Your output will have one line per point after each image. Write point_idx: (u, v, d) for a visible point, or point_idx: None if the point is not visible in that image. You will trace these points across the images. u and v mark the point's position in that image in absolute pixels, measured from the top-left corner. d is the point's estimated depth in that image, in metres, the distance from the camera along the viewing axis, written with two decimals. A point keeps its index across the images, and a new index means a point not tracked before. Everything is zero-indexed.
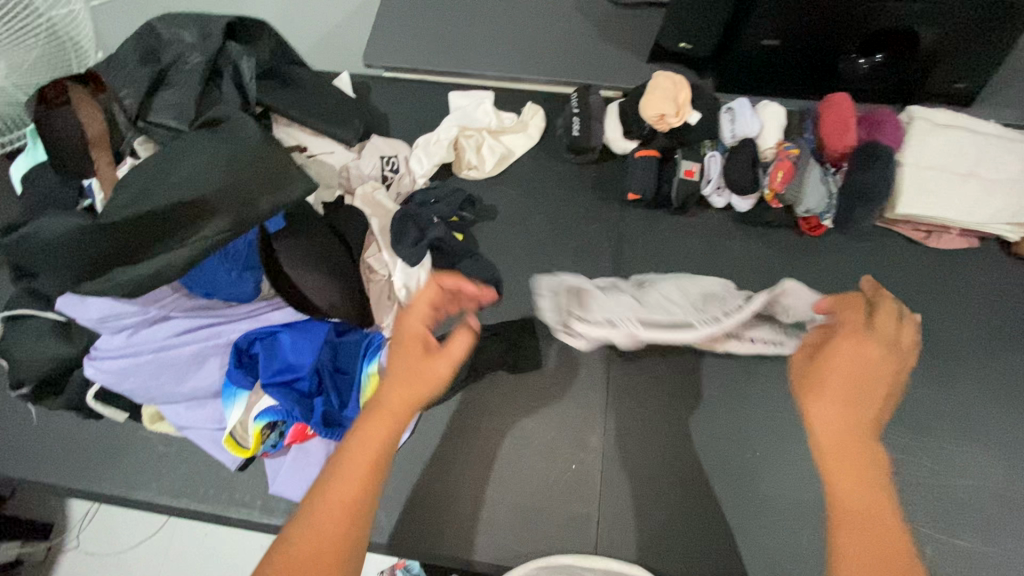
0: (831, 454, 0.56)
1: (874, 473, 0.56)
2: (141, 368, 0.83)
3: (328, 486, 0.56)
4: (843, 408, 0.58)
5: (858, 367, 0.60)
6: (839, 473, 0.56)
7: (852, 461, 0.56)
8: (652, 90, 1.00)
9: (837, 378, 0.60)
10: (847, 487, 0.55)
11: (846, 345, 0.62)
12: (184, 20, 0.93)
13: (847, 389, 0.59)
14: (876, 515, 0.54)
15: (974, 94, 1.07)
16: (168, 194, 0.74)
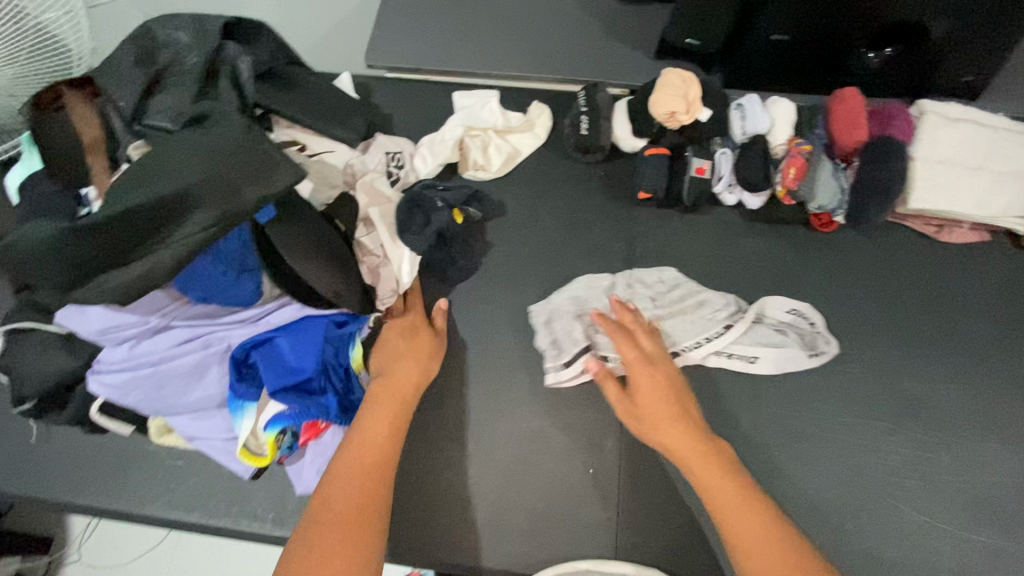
0: (693, 468, 0.73)
1: (729, 478, 0.71)
2: (142, 381, 0.82)
3: (332, 499, 0.70)
4: (676, 425, 0.76)
5: (646, 387, 0.80)
6: (697, 469, 0.73)
7: (706, 468, 0.73)
8: (660, 88, 0.99)
9: (645, 403, 0.79)
10: (717, 500, 0.70)
11: (644, 371, 0.81)
12: (181, 21, 0.92)
13: (661, 416, 0.77)
14: (739, 503, 0.69)
15: (982, 88, 1.07)
16: (157, 193, 0.73)
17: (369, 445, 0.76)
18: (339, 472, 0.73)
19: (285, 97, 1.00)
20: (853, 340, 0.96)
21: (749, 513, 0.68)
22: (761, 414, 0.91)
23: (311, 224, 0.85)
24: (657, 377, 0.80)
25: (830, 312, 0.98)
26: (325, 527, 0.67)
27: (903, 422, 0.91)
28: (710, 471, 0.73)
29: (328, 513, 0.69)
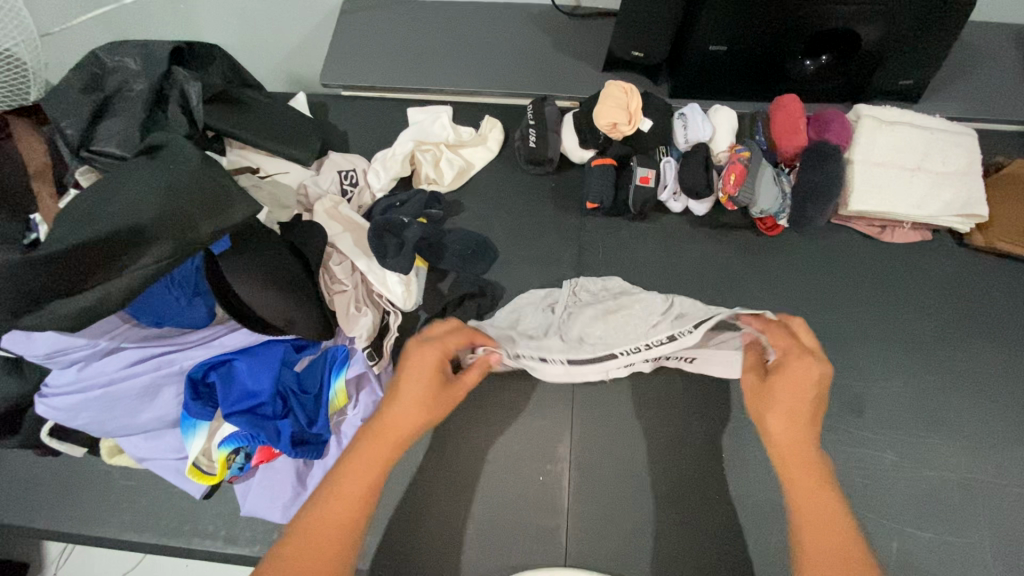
0: (789, 463, 0.62)
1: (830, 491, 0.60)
2: (92, 403, 0.81)
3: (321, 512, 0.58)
4: (789, 419, 0.63)
5: (794, 398, 0.64)
6: (796, 480, 0.61)
7: (807, 476, 0.61)
8: (604, 99, 1.01)
9: (777, 416, 0.64)
10: (799, 496, 0.60)
11: (795, 364, 0.65)
12: (128, 47, 0.93)
13: (783, 413, 0.64)
14: (834, 528, 0.58)
15: (919, 90, 1.09)
16: (106, 222, 0.72)
17: (394, 440, 0.63)
18: (358, 464, 0.61)
19: (236, 118, 1.02)
20: None
21: (837, 521, 0.58)
22: (707, 416, 0.93)
23: (265, 249, 0.85)
24: (797, 376, 0.64)
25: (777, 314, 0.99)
26: (324, 519, 0.57)
27: (850, 420, 0.91)
28: (813, 486, 0.61)
29: (321, 516, 0.57)
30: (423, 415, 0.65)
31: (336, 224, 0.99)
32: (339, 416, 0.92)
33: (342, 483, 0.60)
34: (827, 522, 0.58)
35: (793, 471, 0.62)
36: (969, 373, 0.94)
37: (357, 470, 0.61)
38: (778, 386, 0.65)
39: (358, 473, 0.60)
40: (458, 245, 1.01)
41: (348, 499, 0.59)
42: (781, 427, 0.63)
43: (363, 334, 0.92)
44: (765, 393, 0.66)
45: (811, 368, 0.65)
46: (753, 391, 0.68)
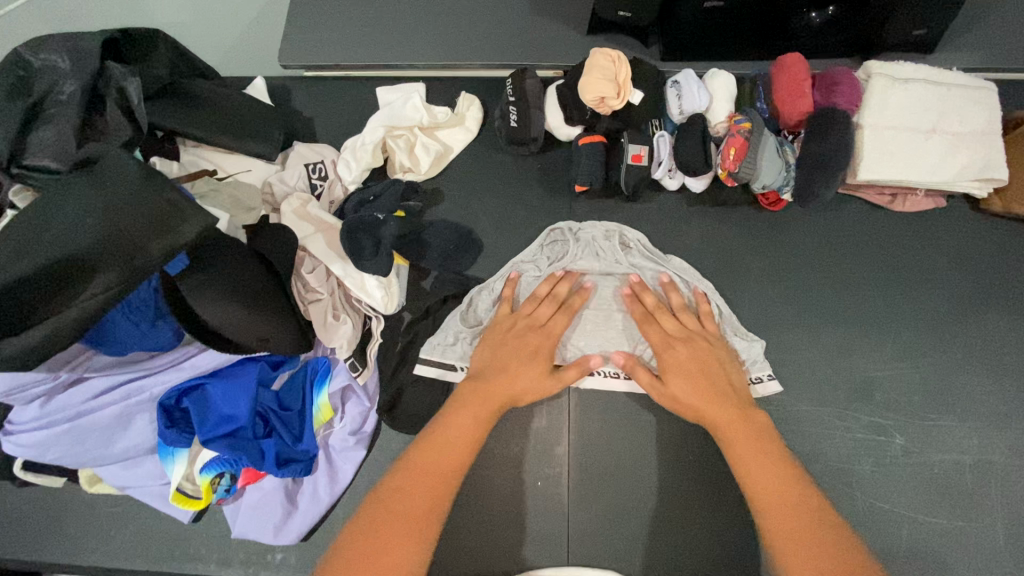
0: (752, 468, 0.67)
1: (762, 443, 0.69)
2: (60, 439, 0.77)
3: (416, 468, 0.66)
4: (694, 383, 0.76)
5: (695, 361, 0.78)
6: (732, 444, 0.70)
7: (738, 434, 0.70)
8: (590, 69, 0.92)
9: (684, 373, 0.77)
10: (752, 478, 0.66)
11: (672, 350, 0.79)
12: (54, 43, 0.83)
13: (690, 365, 0.77)
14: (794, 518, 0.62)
15: (936, 41, 0.99)
16: (46, 249, 0.65)
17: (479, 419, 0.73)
18: (421, 448, 0.68)
19: (187, 113, 0.93)
20: (803, 324, 0.92)
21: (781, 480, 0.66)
22: None
23: (229, 262, 0.78)
24: (701, 358, 0.78)
25: (780, 297, 0.94)
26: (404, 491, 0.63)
27: (857, 406, 0.88)
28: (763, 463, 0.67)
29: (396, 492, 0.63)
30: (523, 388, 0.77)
31: (306, 224, 0.92)
32: (325, 430, 0.88)
33: (434, 437, 0.69)
34: (775, 481, 0.65)
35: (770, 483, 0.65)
36: (984, 350, 0.90)
37: (451, 429, 0.70)
38: (669, 363, 0.78)
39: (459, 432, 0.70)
40: (439, 241, 0.97)
41: (438, 459, 0.67)
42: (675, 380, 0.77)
43: (343, 344, 0.87)
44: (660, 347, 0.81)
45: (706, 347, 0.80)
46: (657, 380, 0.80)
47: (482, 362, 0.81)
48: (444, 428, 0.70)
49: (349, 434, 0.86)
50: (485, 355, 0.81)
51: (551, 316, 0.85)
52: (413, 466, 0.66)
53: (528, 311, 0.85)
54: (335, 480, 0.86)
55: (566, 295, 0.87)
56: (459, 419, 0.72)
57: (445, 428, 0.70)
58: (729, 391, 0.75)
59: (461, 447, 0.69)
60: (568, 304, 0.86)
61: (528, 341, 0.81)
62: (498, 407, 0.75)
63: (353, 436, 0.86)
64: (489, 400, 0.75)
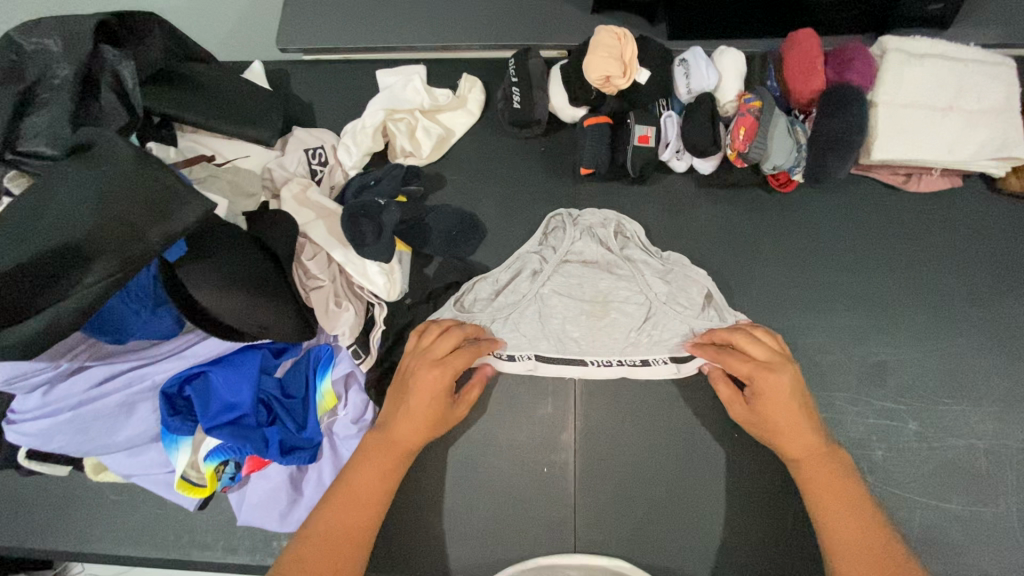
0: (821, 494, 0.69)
1: (846, 487, 0.69)
2: (63, 427, 0.77)
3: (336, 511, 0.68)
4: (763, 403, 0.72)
5: (790, 394, 0.70)
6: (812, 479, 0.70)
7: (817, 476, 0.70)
8: (596, 48, 0.89)
9: (776, 405, 0.70)
10: (828, 517, 0.68)
11: (770, 379, 0.71)
12: (46, 26, 0.80)
13: (785, 401, 0.70)
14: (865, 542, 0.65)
15: (953, 15, 0.95)
16: (39, 237, 0.64)
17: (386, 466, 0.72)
18: (330, 506, 0.68)
19: (184, 98, 0.91)
20: (813, 308, 0.90)
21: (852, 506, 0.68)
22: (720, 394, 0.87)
23: (228, 249, 0.76)
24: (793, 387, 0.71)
25: (791, 280, 0.92)
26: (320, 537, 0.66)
27: (869, 391, 0.86)
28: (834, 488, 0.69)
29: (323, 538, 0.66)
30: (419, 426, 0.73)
31: (306, 210, 0.90)
32: (330, 417, 0.87)
33: (342, 493, 0.69)
34: (854, 526, 0.66)
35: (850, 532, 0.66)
36: (1001, 333, 0.88)
37: (356, 488, 0.70)
38: (762, 392, 0.71)
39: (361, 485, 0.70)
40: (442, 225, 0.95)
41: (342, 525, 0.67)
42: (769, 415, 0.71)
43: (346, 331, 0.86)
44: (757, 370, 0.72)
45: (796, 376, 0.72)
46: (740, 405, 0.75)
47: (384, 411, 0.76)
48: (344, 490, 0.69)
49: (351, 423, 0.86)
50: (389, 403, 0.76)
51: (449, 352, 0.77)
52: (314, 529, 0.66)
53: (421, 347, 0.78)
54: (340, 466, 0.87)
55: (461, 326, 0.80)
56: (363, 480, 0.70)
57: (349, 487, 0.70)
58: (812, 424, 0.71)
59: (370, 494, 0.70)
60: (463, 340, 0.78)
61: (425, 388, 0.73)
62: (398, 463, 0.72)
63: (355, 424, 0.86)
64: (384, 461, 0.72)
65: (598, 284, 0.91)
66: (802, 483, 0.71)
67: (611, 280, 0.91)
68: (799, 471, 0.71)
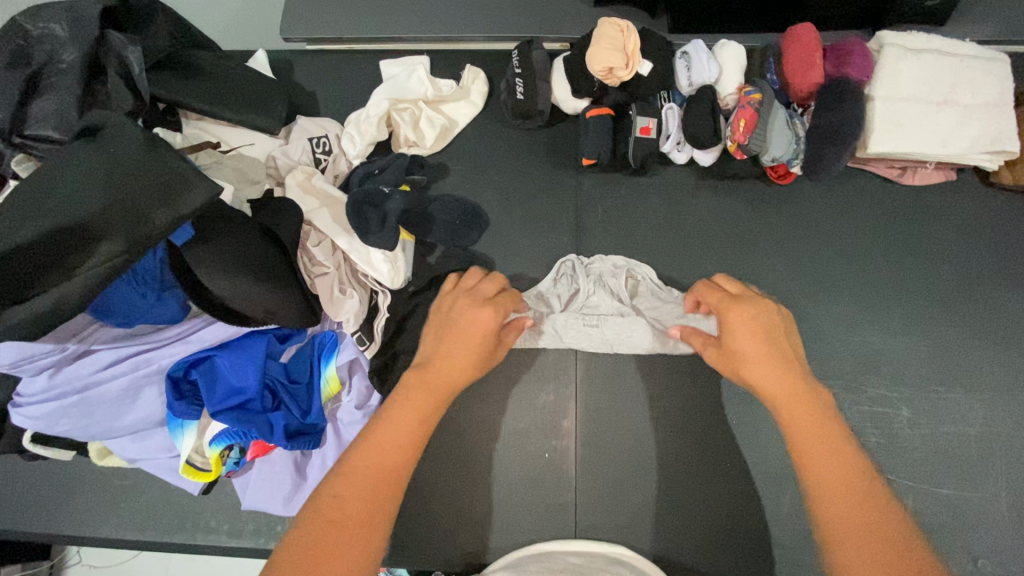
0: (793, 423, 0.55)
1: (833, 432, 0.53)
2: (70, 411, 0.78)
3: (371, 437, 0.55)
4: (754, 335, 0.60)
5: (760, 321, 0.61)
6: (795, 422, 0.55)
7: (793, 408, 0.55)
8: (599, 40, 0.90)
9: (743, 338, 0.60)
10: (807, 451, 0.52)
11: (740, 314, 0.61)
12: (53, 11, 0.82)
13: (757, 330, 0.60)
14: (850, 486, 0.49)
15: (949, 12, 0.96)
16: (46, 217, 0.64)
17: (427, 398, 0.60)
18: (370, 441, 0.55)
19: (188, 84, 0.91)
20: (810, 298, 0.92)
21: (832, 444, 0.52)
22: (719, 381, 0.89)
23: (234, 234, 0.77)
24: (758, 312, 0.61)
25: (787, 270, 0.93)
26: (365, 463, 0.53)
27: (863, 378, 0.88)
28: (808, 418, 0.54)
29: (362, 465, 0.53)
30: (467, 367, 0.64)
31: (310, 198, 0.91)
32: (334, 403, 0.88)
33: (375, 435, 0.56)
34: (837, 465, 0.51)
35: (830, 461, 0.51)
36: (992, 322, 0.90)
37: (390, 427, 0.56)
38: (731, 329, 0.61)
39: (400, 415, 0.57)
40: (445, 216, 0.93)
41: (371, 468, 0.53)
42: (741, 353, 0.60)
43: (351, 318, 0.87)
44: (723, 306, 0.63)
45: (766, 307, 0.62)
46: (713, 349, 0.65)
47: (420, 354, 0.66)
48: (378, 428, 0.56)
49: (356, 409, 0.87)
50: (429, 345, 0.67)
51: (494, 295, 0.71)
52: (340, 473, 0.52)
53: (462, 289, 0.73)
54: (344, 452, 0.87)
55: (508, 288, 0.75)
56: (400, 416, 0.58)
57: (385, 423, 0.57)
58: (787, 357, 0.59)
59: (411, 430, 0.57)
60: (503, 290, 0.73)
61: (473, 330, 0.65)
62: (441, 399, 0.61)
63: (359, 410, 0.87)
64: (426, 397, 0.60)
65: (613, 325, 0.88)
66: (782, 424, 0.56)
67: (624, 321, 0.87)
68: (777, 411, 0.57)
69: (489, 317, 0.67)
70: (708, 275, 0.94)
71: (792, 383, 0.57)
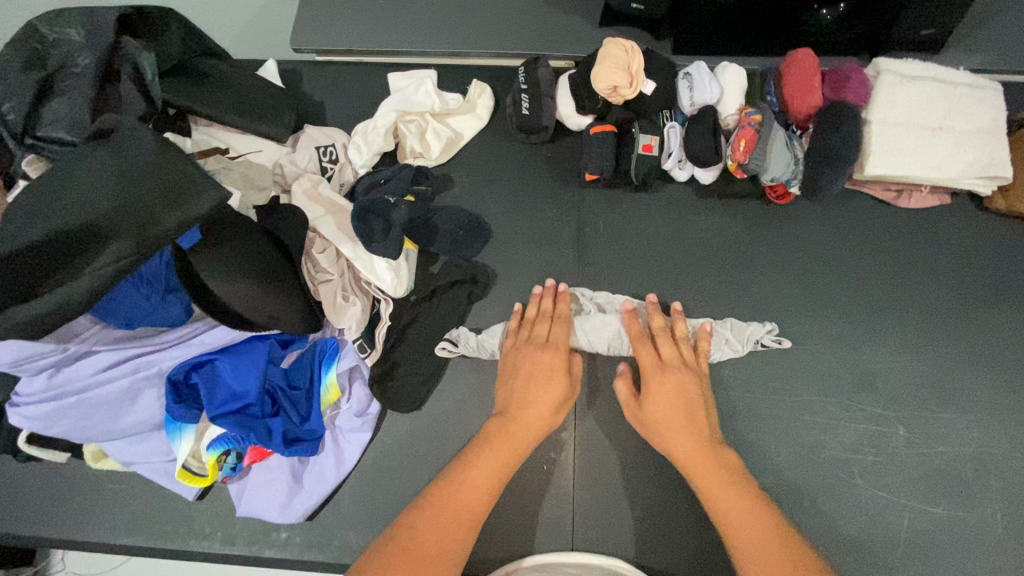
0: (694, 470, 0.72)
1: (734, 485, 0.70)
2: (68, 412, 0.77)
3: (463, 478, 0.70)
4: (670, 406, 0.77)
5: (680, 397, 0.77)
6: (701, 479, 0.71)
7: (711, 478, 0.71)
8: (603, 59, 0.92)
9: (660, 405, 0.77)
10: (723, 514, 0.68)
11: (658, 380, 0.79)
12: (70, 16, 0.83)
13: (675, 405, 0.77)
14: (750, 516, 0.67)
15: (943, 41, 0.99)
16: (59, 219, 0.65)
17: (518, 445, 0.74)
18: (451, 485, 0.69)
19: (199, 91, 0.93)
20: (809, 316, 0.93)
21: (735, 489, 0.69)
22: (717, 396, 0.89)
23: (239, 239, 0.78)
24: (682, 390, 0.77)
25: (785, 288, 0.95)
26: (450, 503, 0.67)
27: (860, 397, 0.89)
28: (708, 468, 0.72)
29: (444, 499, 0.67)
30: (563, 379, 0.79)
31: (316, 206, 0.92)
32: (333, 411, 0.88)
33: (464, 469, 0.70)
34: (736, 505, 0.68)
35: (734, 520, 0.67)
36: (985, 344, 0.91)
37: (480, 472, 0.70)
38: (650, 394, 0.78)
39: (482, 461, 0.71)
40: (448, 226, 0.95)
41: (470, 494, 0.68)
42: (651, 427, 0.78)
43: (352, 325, 0.87)
44: (648, 375, 0.80)
45: (687, 381, 0.79)
46: (629, 405, 0.81)
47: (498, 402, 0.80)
48: (464, 473, 0.70)
49: (355, 416, 0.87)
50: (502, 395, 0.80)
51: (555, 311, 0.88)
52: (436, 501, 0.67)
53: (521, 337, 0.86)
54: (342, 460, 0.87)
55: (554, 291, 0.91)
56: (480, 466, 0.71)
57: (469, 470, 0.70)
58: (699, 422, 0.76)
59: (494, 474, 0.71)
60: (559, 309, 0.88)
61: (539, 368, 0.80)
62: (522, 448, 0.74)
63: (359, 417, 0.87)
64: (509, 446, 0.73)
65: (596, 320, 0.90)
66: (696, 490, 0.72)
67: (602, 316, 0.90)
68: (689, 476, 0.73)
69: (552, 360, 0.81)
70: (708, 291, 0.95)
71: (698, 442, 0.74)
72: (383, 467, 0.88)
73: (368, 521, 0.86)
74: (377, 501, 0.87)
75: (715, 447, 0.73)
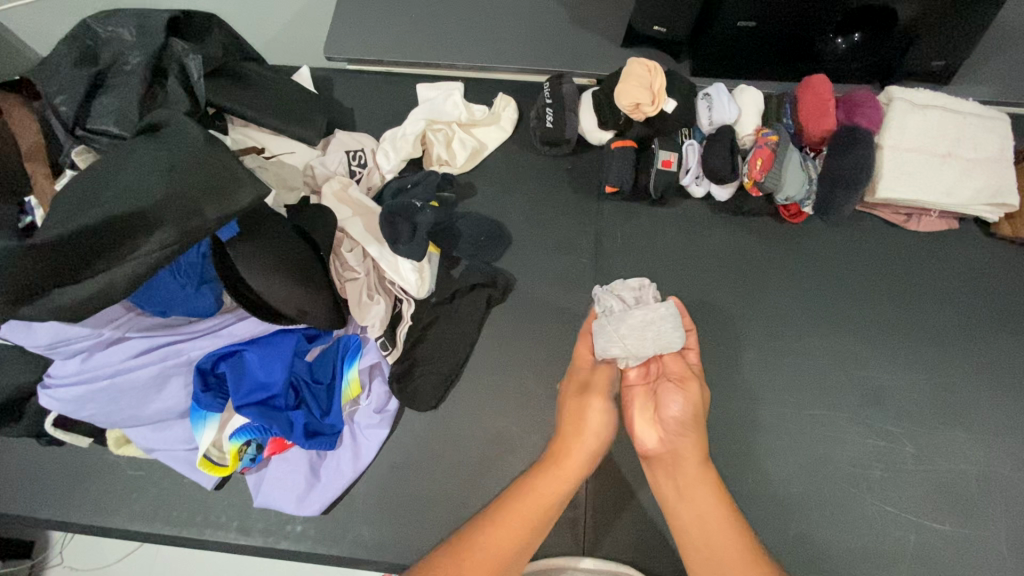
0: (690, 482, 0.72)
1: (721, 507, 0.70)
2: (98, 395, 0.79)
3: (498, 520, 0.68)
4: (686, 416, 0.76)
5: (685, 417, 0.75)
6: (688, 487, 0.72)
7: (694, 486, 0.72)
8: (627, 77, 0.96)
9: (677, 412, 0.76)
10: (701, 523, 0.69)
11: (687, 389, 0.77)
12: (122, 17, 0.88)
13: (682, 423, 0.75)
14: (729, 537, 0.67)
15: (952, 72, 1.04)
16: (108, 206, 0.68)
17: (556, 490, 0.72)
18: (488, 523, 0.68)
19: (237, 93, 0.97)
20: (819, 332, 0.95)
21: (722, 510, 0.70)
22: (729, 406, 0.91)
23: (274, 234, 0.81)
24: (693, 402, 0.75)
25: (797, 304, 0.97)
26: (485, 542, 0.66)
27: (868, 412, 0.91)
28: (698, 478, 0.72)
29: (487, 538, 0.66)
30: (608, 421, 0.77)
31: (345, 207, 0.95)
32: (352, 406, 0.90)
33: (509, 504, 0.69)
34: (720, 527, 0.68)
35: (708, 519, 0.69)
36: (991, 365, 0.93)
37: (518, 517, 0.69)
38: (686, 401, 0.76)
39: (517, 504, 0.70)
40: (470, 231, 1.01)
41: (511, 533, 0.67)
42: (653, 436, 0.78)
43: (375, 323, 0.90)
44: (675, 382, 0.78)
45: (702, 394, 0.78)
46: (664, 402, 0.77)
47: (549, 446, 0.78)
48: (504, 514, 0.69)
49: (374, 412, 0.89)
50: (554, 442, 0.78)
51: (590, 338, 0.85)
52: (483, 545, 0.66)
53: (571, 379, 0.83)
54: (359, 455, 0.88)
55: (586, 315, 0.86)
56: (519, 512, 0.69)
57: (508, 512, 0.69)
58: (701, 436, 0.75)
59: (529, 518, 0.69)
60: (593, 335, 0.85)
61: (593, 418, 0.77)
62: (558, 492, 0.72)
63: (378, 413, 0.89)
64: (547, 492, 0.71)
65: (616, 329, 0.78)
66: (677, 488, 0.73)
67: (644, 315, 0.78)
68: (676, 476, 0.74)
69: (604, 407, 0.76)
70: (721, 304, 0.97)
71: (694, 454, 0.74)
72: (399, 464, 0.90)
73: (383, 517, 0.87)
74: (392, 497, 0.88)
75: (705, 460, 0.73)
